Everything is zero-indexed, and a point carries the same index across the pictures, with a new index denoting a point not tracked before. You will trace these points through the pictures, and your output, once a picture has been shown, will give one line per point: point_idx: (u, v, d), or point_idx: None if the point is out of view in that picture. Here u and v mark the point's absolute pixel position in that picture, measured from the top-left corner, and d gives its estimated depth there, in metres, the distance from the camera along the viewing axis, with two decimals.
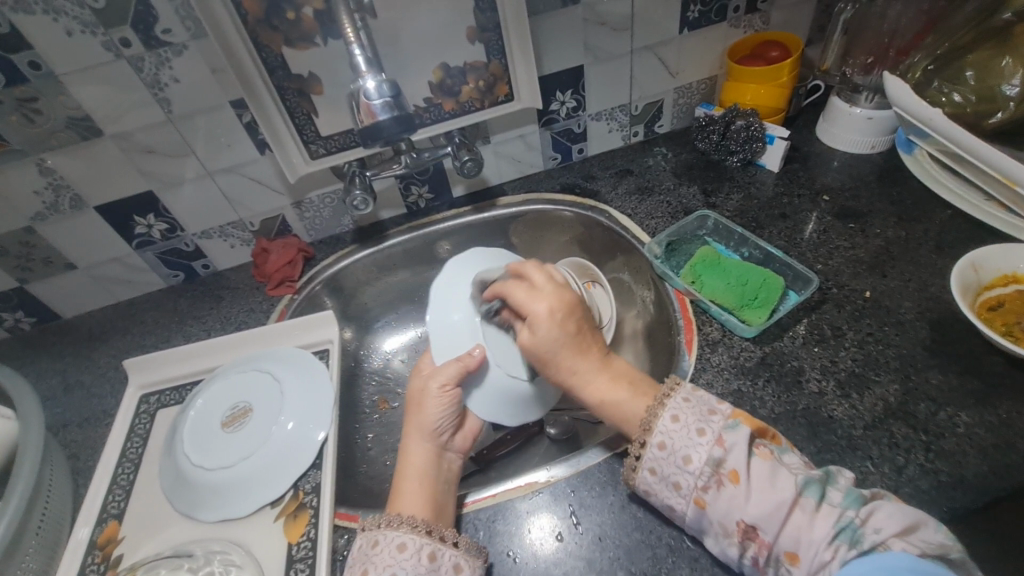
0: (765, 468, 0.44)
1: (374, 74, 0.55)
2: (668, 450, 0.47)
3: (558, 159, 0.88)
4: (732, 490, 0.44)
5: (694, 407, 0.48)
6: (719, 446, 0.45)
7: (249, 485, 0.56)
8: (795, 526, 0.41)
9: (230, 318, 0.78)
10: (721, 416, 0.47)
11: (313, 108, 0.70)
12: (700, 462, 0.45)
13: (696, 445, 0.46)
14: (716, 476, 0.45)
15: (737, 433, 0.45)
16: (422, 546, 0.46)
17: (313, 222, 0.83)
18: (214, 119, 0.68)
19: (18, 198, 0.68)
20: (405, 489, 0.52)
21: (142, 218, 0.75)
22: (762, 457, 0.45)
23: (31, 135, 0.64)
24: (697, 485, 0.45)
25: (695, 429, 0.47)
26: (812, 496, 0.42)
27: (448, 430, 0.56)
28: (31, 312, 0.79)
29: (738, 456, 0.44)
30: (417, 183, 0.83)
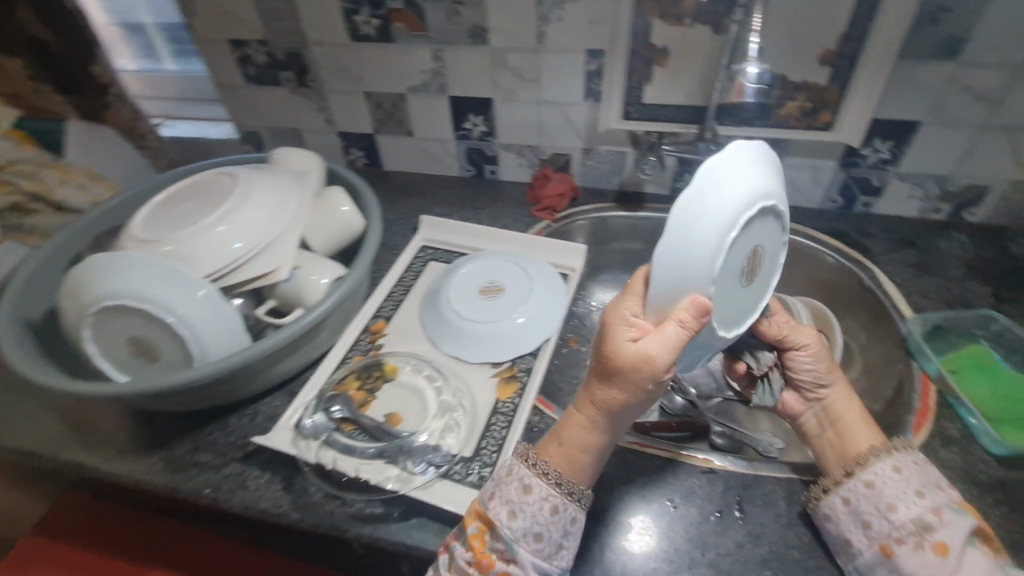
0: (979, 561, 0.46)
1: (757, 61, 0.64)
2: (872, 491, 0.51)
3: (839, 203, 0.86)
4: (931, 558, 0.46)
5: (924, 475, 0.50)
6: (934, 515, 0.47)
7: (483, 343, 0.70)
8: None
9: (497, 219, 0.94)
10: (949, 496, 0.49)
11: (649, 77, 0.78)
12: (906, 517, 0.48)
13: (909, 502, 0.49)
14: (918, 537, 0.47)
15: (960, 517, 0.47)
16: (547, 498, 0.49)
17: (589, 171, 0.94)
18: (569, 60, 0.81)
19: (409, 71, 0.89)
20: (574, 462, 0.51)
21: (473, 116, 0.93)
22: (981, 553, 0.46)
23: (443, 30, 0.83)
24: (891, 534, 0.49)
25: (913, 489, 0.49)
26: None
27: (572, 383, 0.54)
28: (369, 155, 1.04)
29: (953, 533, 0.46)
30: (693, 174, 0.89)
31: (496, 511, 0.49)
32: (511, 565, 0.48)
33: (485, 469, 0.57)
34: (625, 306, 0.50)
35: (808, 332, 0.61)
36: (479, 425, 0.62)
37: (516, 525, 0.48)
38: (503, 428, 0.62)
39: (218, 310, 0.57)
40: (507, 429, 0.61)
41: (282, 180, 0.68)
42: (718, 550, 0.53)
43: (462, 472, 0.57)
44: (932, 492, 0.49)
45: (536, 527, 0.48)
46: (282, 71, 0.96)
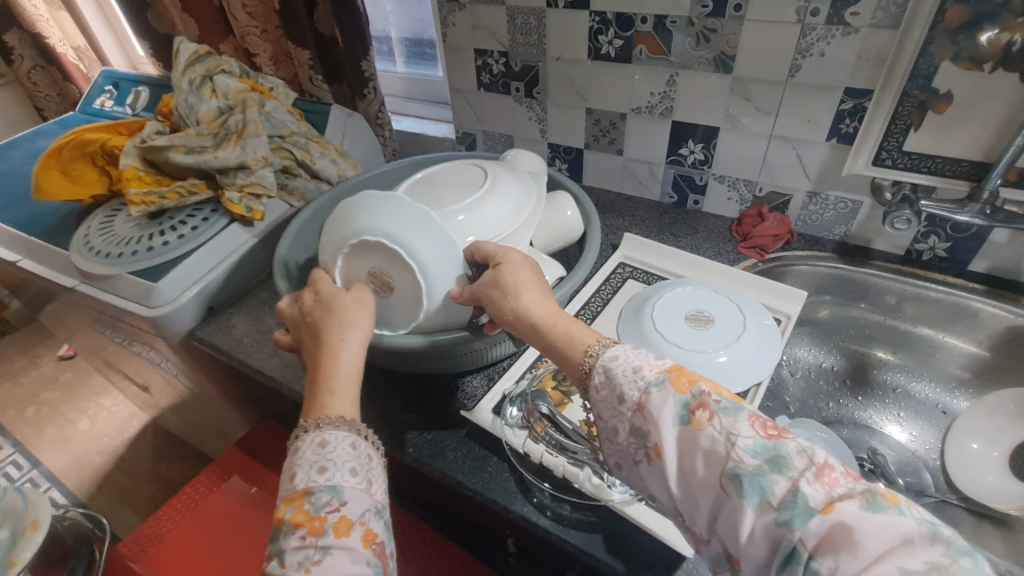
0: (697, 439, 0.41)
1: None
2: (601, 423, 0.47)
3: None
4: (657, 464, 0.43)
5: (625, 365, 0.46)
6: (640, 413, 0.44)
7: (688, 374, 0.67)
8: (735, 534, 0.39)
9: (698, 249, 0.91)
10: (652, 372, 0.45)
11: (918, 123, 0.71)
12: (625, 437, 0.45)
13: (619, 415, 0.46)
14: (644, 450, 0.44)
15: (664, 402, 0.43)
16: (343, 438, 0.46)
17: (810, 216, 0.87)
18: (821, 96, 0.76)
19: (637, 93, 0.91)
20: (344, 386, 0.49)
21: (692, 143, 0.92)
22: (695, 425, 0.42)
23: (686, 55, 0.83)
24: (629, 458, 0.46)
25: (618, 395, 0.46)
26: (751, 497, 0.38)
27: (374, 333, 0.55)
28: (572, 168, 1.08)
29: (664, 431, 0.42)
30: (942, 236, 0.79)
31: (305, 479, 0.44)
32: (341, 507, 0.43)
33: None
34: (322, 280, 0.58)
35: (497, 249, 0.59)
36: None
37: (329, 474, 0.44)
38: None
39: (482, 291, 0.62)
40: None
41: (520, 176, 0.72)
42: None
43: None
44: (649, 364, 0.46)
45: (350, 465, 0.45)
46: (513, 81, 1.03)
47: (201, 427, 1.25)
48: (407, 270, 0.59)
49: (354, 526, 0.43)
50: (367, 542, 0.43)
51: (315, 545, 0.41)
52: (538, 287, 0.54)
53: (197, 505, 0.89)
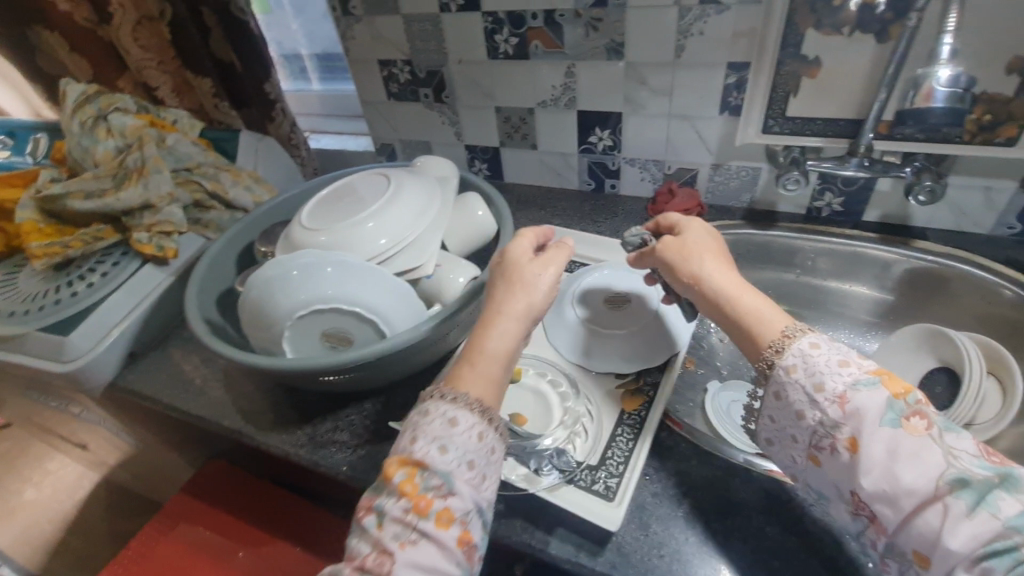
0: (910, 442, 0.43)
1: (951, 62, 0.58)
2: (783, 401, 0.51)
3: (1015, 230, 0.77)
4: (848, 458, 0.46)
5: (823, 353, 0.50)
6: (840, 404, 0.47)
7: (611, 352, 0.69)
8: (926, 525, 0.41)
9: (618, 232, 0.93)
10: (857, 369, 0.48)
11: (796, 89, 0.75)
12: (812, 420, 0.48)
13: (812, 402, 0.49)
14: (832, 441, 0.47)
15: (870, 397, 0.46)
16: (472, 425, 0.49)
17: (717, 187, 0.91)
18: (708, 72, 0.79)
19: (541, 88, 0.93)
20: (486, 364, 0.53)
21: (600, 131, 0.94)
22: (910, 430, 0.44)
23: (579, 46, 0.85)
24: (813, 445, 0.49)
25: (836, 360, 0.49)
26: (962, 498, 0.40)
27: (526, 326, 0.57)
28: (492, 167, 1.09)
29: (858, 424, 0.45)
30: (835, 192, 0.83)
31: (423, 451, 0.47)
32: (447, 496, 0.46)
33: (611, 479, 0.56)
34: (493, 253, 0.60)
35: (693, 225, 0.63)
36: (605, 437, 0.61)
37: (449, 458, 0.47)
38: (631, 442, 0.60)
39: (401, 300, 0.62)
40: (635, 444, 0.60)
41: (425, 181, 0.73)
42: None
43: (587, 480, 0.56)
44: (855, 362, 0.49)
45: (467, 457, 0.48)
46: (421, 87, 1.03)
47: (149, 476, 1.20)
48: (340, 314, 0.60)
49: (454, 522, 0.45)
50: (461, 541, 0.45)
51: (415, 523, 0.44)
52: (715, 257, 0.59)
53: (143, 559, 0.86)
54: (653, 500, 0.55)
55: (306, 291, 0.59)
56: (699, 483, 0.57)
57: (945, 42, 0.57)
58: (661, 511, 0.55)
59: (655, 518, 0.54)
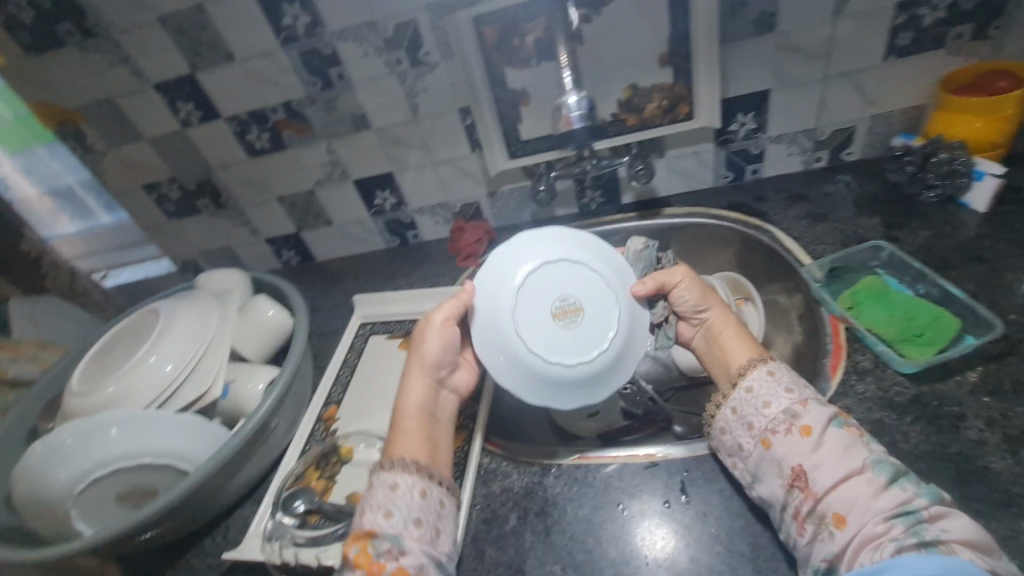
0: (842, 438, 0.50)
1: (575, 92, 0.68)
2: (752, 395, 0.55)
3: (730, 177, 0.92)
4: (799, 440, 0.50)
5: (775, 381, 0.55)
6: (800, 405, 0.52)
7: (582, 380, 0.61)
8: (853, 494, 0.46)
9: (427, 279, 0.98)
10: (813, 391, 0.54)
11: (518, 116, 0.85)
12: (777, 408, 0.53)
13: (779, 396, 0.53)
14: (788, 425, 0.52)
15: (822, 405, 0.52)
16: (414, 484, 0.55)
17: (500, 211, 0.99)
18: (446, 120, 0.87)
19: (310, 169, 0.96)
20: (404, 431, 0.61)
21: (381, 192, 0.99)
22: (847, 431, 0.50)
23: (328, 126, 0.90)
24: (768, 428, 0.53)
25: (784, 386, 0.54)
26: (881, 475, 0.47)
27: (445, 367, 0.66)
28: (299, 252, 1.10)
29: (816, 417, 0.51)
30: (592, 188, 0.94)
31: (371, 522, 0.52)
32: (399, 557, 0.50)
33: None
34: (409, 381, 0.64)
35: (677, 271, 0.68)
36: None
37: (395, 521, 0.52)
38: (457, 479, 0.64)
39: (195, 432, 0.61)
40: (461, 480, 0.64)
41: (202, 300, 0.72)
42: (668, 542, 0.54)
43: None
44: (779, 398, 0.54)
45: (413, 514, 0.53)
46: (198, 199, 1.02)
47: None
48: (136, 468, 0.58)
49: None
50: None
51: None
52: (722, 305, 0.67)
53: None
54: (484, 525, 0.59)
55: (83, 456, 0.56)
56: (520, 493, 0.62)
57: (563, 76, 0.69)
58: (492, 534, 0.59)
59: (489, 542, 0.58)
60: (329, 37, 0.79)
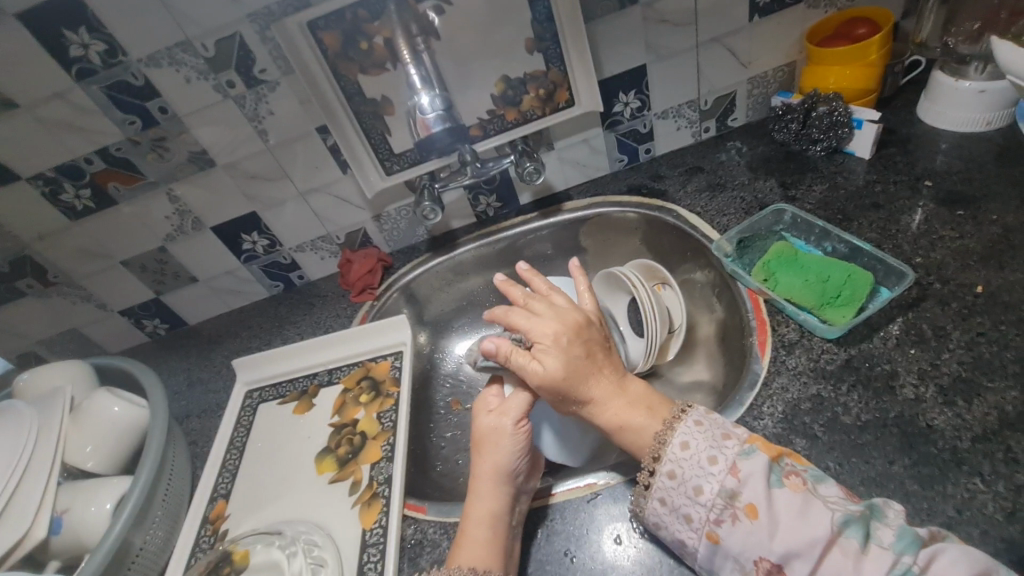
0: (793, 500, 0.42)
1: (428, 91, 0.61)
2: (677, 479, 0.46)
3: (625, 160, 0.87)
4: (750, 525, 0.42)
5: (707, 431, 0.47)
6: (733, 477, 0.44)
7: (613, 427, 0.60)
8: (835, 570, 0.39)
9: (320, 323, 0.86)
10: (736, 441, 0.46)
11: (386, 127, 0.76)
12: (711, 494, 0.44)
13: (708, 475, 0.45)
14: (729, 509, 0.43)
15: (752, 461, 0.44)
16: None
17: (391, 234, 0.89)
18: (304, 144, 0.76)
19: (154, 223, 0.81)
20: (474, 536, 0.49)
21: (248, 235, 0.85)
22: (791, 487, 0.43)
23: (163, 170, 0.75)
24: (709, 518, 0.44)
25: (706, 456, 0.45)
26: (854, 537, 0.40)
27: (522, 470, 0.54)
28: (165, 319, 0.93)
29: (755, 487, 0.43)
30: (486, 193, 0.86)
31: None
32: None
33: None
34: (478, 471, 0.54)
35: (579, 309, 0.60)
36: (353, 573, 0.54)
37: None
38: (380, 563, 0.54)
39: None
40: (383, 562, 0.54)
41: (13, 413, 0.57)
42: None
43: None
44: (705, 478, 0.45)
45: None
46: (18, 280, 0.82)
47: None
48: None
49: None
50: None
51: None
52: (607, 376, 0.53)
53: None
54: None
55: None
56: None
57: (411, 75, 0.62)
58: None
59: None
60: (136, 65, 0.66)
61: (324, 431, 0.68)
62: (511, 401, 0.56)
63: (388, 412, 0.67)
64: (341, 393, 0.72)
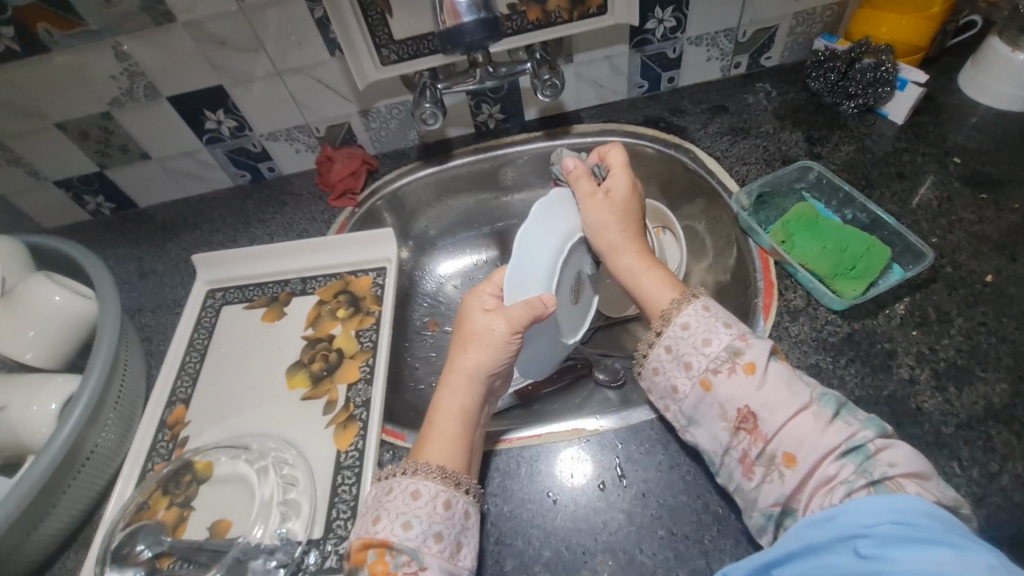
0: (783, 373, 0.45)
1: None
2: (689, 331, 0.49)
3: (645, 87, 0.80)
4: (742, 378, 0.45)
5: (716, 313, 0.49)
6: (741, 341, 0.47)
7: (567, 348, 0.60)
8: (802, 428, 0.42)
9: (293, 225, 0.78)
10: (747, 326, 0.48)
11: (388, 6, 0.64)
12: (718, 346, 0.47)
13: (719, 333, 0.48)
14: (730, 362, 0.46)
15: (761, 340, 0.47)
16: (437, 494, 0.45)
17: (378, 134, 0.79)
18: (287, 11, 0.64)
19: (96, 82, 0.68)
20: (440, 436, 0.49)
21: (212, 113, 0.74)
22: (783, 364, 0.46)
23: (107, 16, 0.62)
24: (708, 367, 0.47)
25: (721, 321, 0.49)
26: (827, 409, 0.43)
27: (501, 373, 0.53)
28: (111, 197, 0.82)
29: (759, 351, 0.46)
30: (490, 102, 0.77)
31: (388, 529, 0.43)
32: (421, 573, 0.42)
33: (343, 544, 0.49)
34: (461, 367, 0.51)
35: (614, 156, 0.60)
36: (325, 494, 0.52)
37: (414, 533, 0.43)
38: (354, 487, 0.52)
39: None
40: (358, 487, 0.52)
41: None
42: (608, 530, 0.48)
43: (320, 559, 0.48)
44: (717, 336, 0.48)
45: (435, 529, 0.43)
46: None
47: None
48: None
49: None
50: None
51: None
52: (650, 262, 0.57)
53: None
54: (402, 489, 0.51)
55: None
56: None
57: None
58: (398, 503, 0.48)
59: None
60: None
61: (296, 343, 0.63)
62: (511, 308, 0.50)
63: (367, 331, 0.63)
64: (316, 305, 0.67)
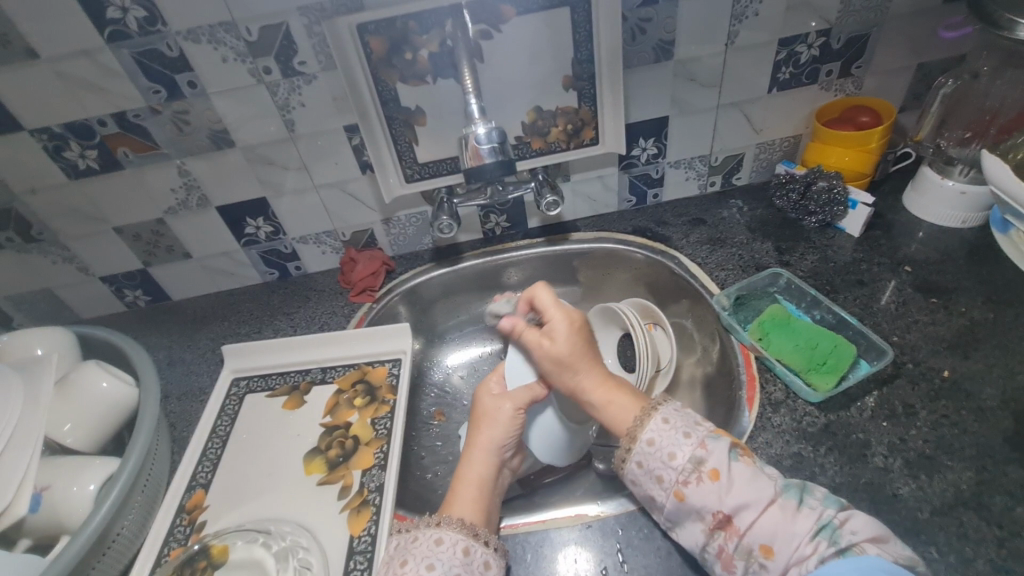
0: (746, 471, 0.49)
1: (485, 122, 0.63)
2: (655, 446, 0.52)
3: (633, 201, 0.91)
4: (710, 487, 0.48)
5: (684, 417, 0.53)
6: (701, 448, 0.50)
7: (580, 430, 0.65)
8: (772, 523, 0.46)
9: (315, 318, 0.85)
10: (706, 427, 0.52)
11: (415, 137, 0.77)
12: (682, 459, 0.50)
13: (681, 444, 0.51)
14: (695, 472, 0.49)
15: (718, 441, 0.50)
16: (457, 542, 0.50)
17: (397, 238, 0.89)
18: (329, 140, 0.76)
19: (156, 194, 0.78)
20: (460, 496, 0.55)
21: (252, 220, 0.84)
22: (744, 463, 0.49)
23: (178, 142, 0.73)
24: (678, 479, 0.50)
25: (681, 432, 0.52)
26: (791, 498, 0.47)
27: (511, 449, 0.60)
28: (148, 291, 0.90)
29: (719, 457, 0.49)
30: (497, 213, 0.88)
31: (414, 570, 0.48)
32: None
33: None
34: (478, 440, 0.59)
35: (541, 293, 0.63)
36: None
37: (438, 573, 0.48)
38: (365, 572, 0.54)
39: None
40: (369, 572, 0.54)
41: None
42: None
43: None
44: (679, 446, 0.51)
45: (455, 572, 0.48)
46: None
47: None
48: None
49: None
50: None
51: None
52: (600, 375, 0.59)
53: None
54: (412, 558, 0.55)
55: None
56: None
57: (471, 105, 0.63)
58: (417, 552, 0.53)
59: None
60: (173, 36, 0.64)
61: (315, 430, 0.68)
62: (517, 390, 0.60)
63: (382, 418, 0.68)
64: (334, 393, 0.72)
